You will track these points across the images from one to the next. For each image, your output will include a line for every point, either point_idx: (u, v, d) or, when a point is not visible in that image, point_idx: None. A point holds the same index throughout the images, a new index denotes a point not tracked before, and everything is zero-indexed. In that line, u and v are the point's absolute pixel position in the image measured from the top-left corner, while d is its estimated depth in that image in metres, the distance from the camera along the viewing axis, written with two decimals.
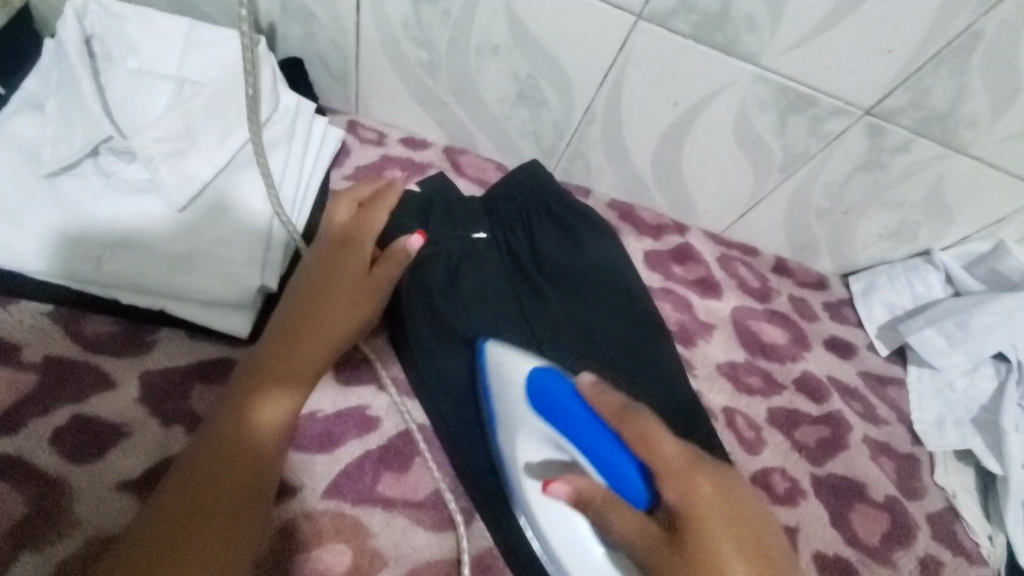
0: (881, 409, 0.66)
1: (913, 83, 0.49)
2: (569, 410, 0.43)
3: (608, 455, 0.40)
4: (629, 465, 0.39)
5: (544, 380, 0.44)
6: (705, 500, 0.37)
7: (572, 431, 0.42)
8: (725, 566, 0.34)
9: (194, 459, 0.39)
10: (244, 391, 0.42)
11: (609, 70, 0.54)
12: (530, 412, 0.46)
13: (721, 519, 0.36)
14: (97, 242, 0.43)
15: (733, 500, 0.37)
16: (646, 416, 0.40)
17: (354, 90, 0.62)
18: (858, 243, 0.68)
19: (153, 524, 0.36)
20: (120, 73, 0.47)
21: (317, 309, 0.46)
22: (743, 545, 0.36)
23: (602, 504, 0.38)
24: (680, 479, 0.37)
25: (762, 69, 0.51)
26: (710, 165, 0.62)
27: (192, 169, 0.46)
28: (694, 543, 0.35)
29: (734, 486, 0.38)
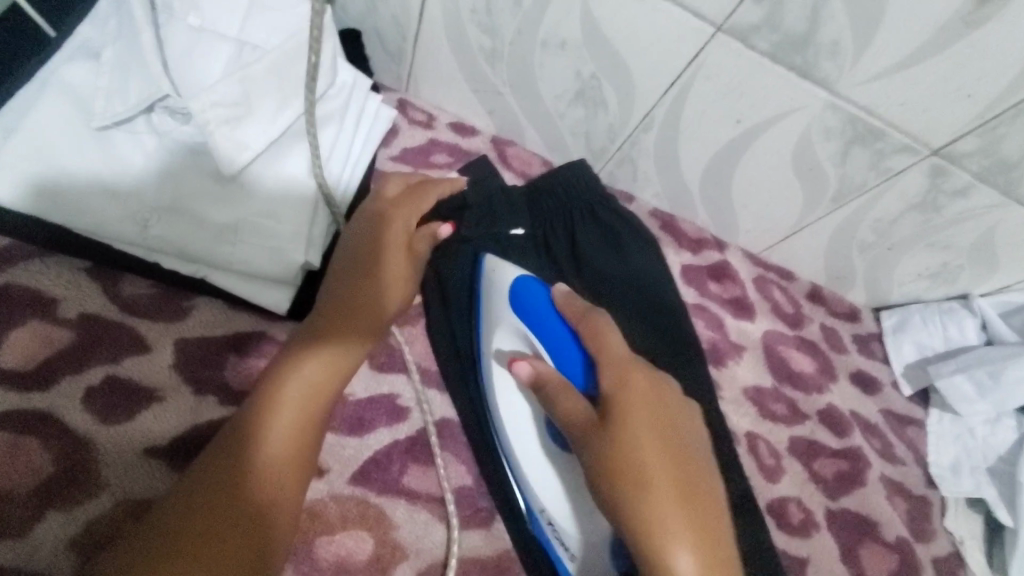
0: (898, 448, 0.66)
1: (988, 130, 0.48)
2: (539, 316, 0.47)
3: (562, 345, 0.46)
4: (577, 358, 0.45)
5: (527, 290, 0.48)
6: (637, 394, 0.42)
7: (542, 329, 0.46)
8: (635, 440, 0.39)
9: (236, 424, 0.40)
10: (291, 361, 0.42)
11: (677, 79, 0.52)
12: (507, 313, 0.48)
13: (646, 406, 0.41)
14: (147, 204, 0.42)
15: (659, 398, 0.42)
16: (604, 320, 0.45)
17: (407, 69, 0.60)
18: (895, 280, 0.67)
19: (196, 492, 0.37)
20: (179, 27, 0.44)
21: (365, 283, 0.46)
22: (662, 432, 0.41)
23: (556, 388, 0.42)
24: (616, 372, 0.42)
25: (835, 97, 0.50)
26: (761, 185, 0.61)
27: (246, 137, 0.44)
28: (618, 422, 0.40)
29: (664, 386, 0.43)
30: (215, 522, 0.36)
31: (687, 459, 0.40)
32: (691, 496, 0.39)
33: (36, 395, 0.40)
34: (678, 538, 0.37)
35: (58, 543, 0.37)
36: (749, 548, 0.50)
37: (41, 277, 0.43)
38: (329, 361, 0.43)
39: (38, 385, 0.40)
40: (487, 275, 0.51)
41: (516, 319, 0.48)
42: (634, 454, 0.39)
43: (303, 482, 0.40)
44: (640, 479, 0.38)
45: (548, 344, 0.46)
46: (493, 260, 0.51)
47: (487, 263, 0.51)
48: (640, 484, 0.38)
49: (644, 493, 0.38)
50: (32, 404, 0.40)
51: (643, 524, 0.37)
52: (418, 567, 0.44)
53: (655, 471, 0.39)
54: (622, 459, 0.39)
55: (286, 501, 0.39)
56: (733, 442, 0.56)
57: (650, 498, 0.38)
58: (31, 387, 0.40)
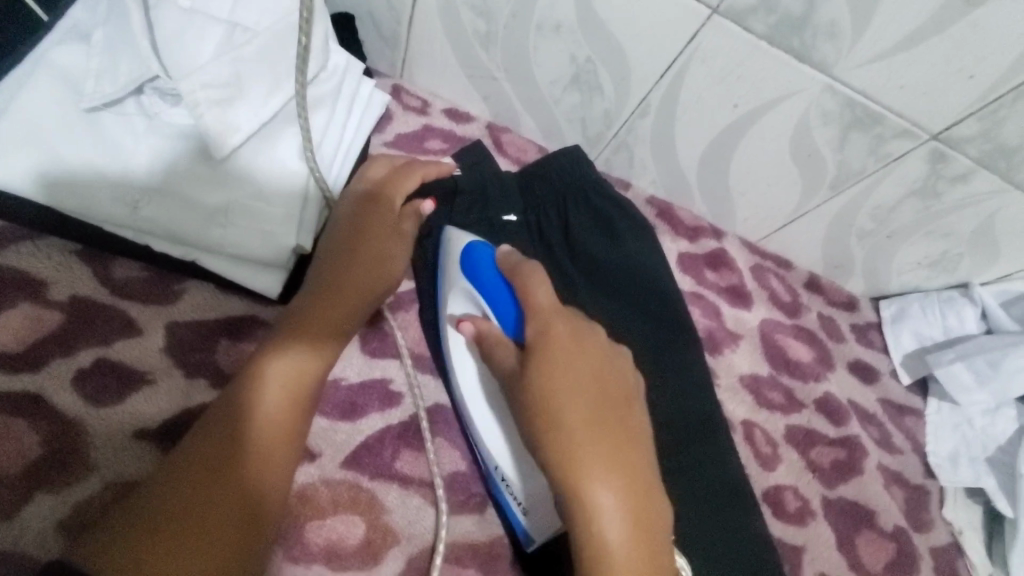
0: (897, 438, 0.65)
1: (989, 113, 0.47)
2: (480, 274, 0.46)
3: (500, 300, 0.45)
4: (511, 311, 0.44)
5: (472, 250, 0.47)
6: (558, 337, 0.41)
7: (485, 286, 0.46)
8: (553, 381, 0.39)
9: (221, 414, 0.40)
10: (269, 352, 0.42)
11: (673, 62, 0.52)
12: (458, 276, 0.48)
13: (566, 350, 0.41)
14: (136, 186, 0.42)
15: (582, 342, 0.41)
16: (533, 272, 0.44)
17: (401, 55, 0.60)
18: (894, 269, 0.67)
19: (187, 483, 0.37)
20: (170, 9, 0.44)
21: (351, 270, 0.46)
22: (584, 374, 0.40)
23: (490, 343, 0.43)
24: (540, 319, 0.42)
25: (833, 80, 0.49)
26: (758, 172, 0.60)
27: (237, 119, 0.43)
28: (536, 366, 0.40)
29: (588, 330, 0.42)
30: (205, 514, 0.37)
31: (610, 400, 0.40)
32: (615, 437, 0.39)
33: (26, 376, 0.40)
34: (597, 477, 0.37)
35: (47, 525, 0.37)
36: (743, 537, 0.50)
37: (33, 260, 0.43)
38: (313, 351, 0.43)
39: (28, 366, 0.40)
40: (446, 245, 0.50)
41: (465, 282, 0.47)
42: (551, 391, 0.39)
43: (291, 472, 0.41)
44: (557, 420, 0.38)
45: (490, 301, 0.46)
46: (451, 231, 0.50)
47: (449, 235, 0.50)
48: (557, 426, 0.38)
49: (560, 433, 0.38)
50: (22, 385, 0.40)
51: (562, 465, 0.37)
52: (410, 552, 0.44)
53: (571, 413, 0.38)
54: (541, 400, 0.39)
55: (273, 489, 0.39)
56: (729, 430, 0.56)
57: (565, 436, 0.38)
58: (23, 368, 0.40)
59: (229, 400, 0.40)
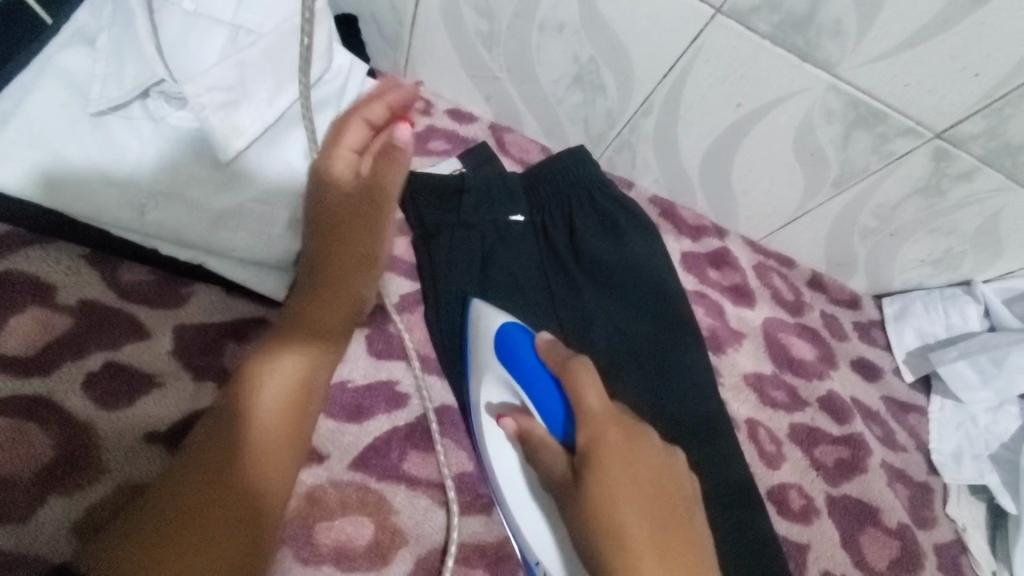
0: (900, 435, 0.65)
1: (993, 111, 0.48)
2: (523, 366, 0.46)
3: (545, 395, 0.44)
4: (558, 406, 0.43)
5: (512, 339, 0.47)
6: (613, 446, 0.39)
7: (529, 381, 0.45)
8: (614, 499, 0.37)
9: (218, 417, 0.40)
10: (268, 355, 0.42)
11: (677, 62, 0.52)
12: (497, 365, 0.48)
13: (623, 460, 0.38)
14: (142, 190, 0.42)
15: (637, 448, 0.39)
16: (582, 366, 0.43)
17: (404, 55, 0.60)
18: (897, 266, 0.67)
19: (189, 486, 0.38)
20: (174, 12, 0.44)
21: (343, 269, 0.46)
22: (643, 486, 0.38)
23: (534, 443, 0.42)
24: (592, 425, 0.40)
25: (837, 79, 0.49)
26: (761, 171, 0.60)
27: (242, 123, 0.44)
28: (594, 483, 0.37)
29: (641, 435, 0.40)
30: (206, 515, 0.37)
31: (671, 512, 0.38)
32: (681, 557, 0.36)
33: (37, 380, 0.40)
34: None
35: (59, 527, 0.37)
36: (748, 534, 0.51)
37: (40, 264, 0.43)
38: (307, 353, 0.43)
39: (38, 370, 0.40)
40: (474, 318, 0.50)
41: (504, 370, 0.47)
42: (612, 511, 0.37)
43: (291, 476, 0.41)
44: (622, 545, 0.36)
45: (535, 398, 0.45)
46: (481, 307, 0.50)
47: (475, 308, 0.50)
48: (622, 549, 0.36)
49: (628, 561, 0.35)
50: (32, 389, 0.40)
51: None
52: (418, 552, 0.44)
53: (636, 535, 0.36)
54: (602, 520, 0.36)
55: (276, 490, 0.39)
56: (733, 429, 0.56)
57: (633, 562, 0.35)
58: (33, 371, 0.40)
59: (225, 402, 0.41)
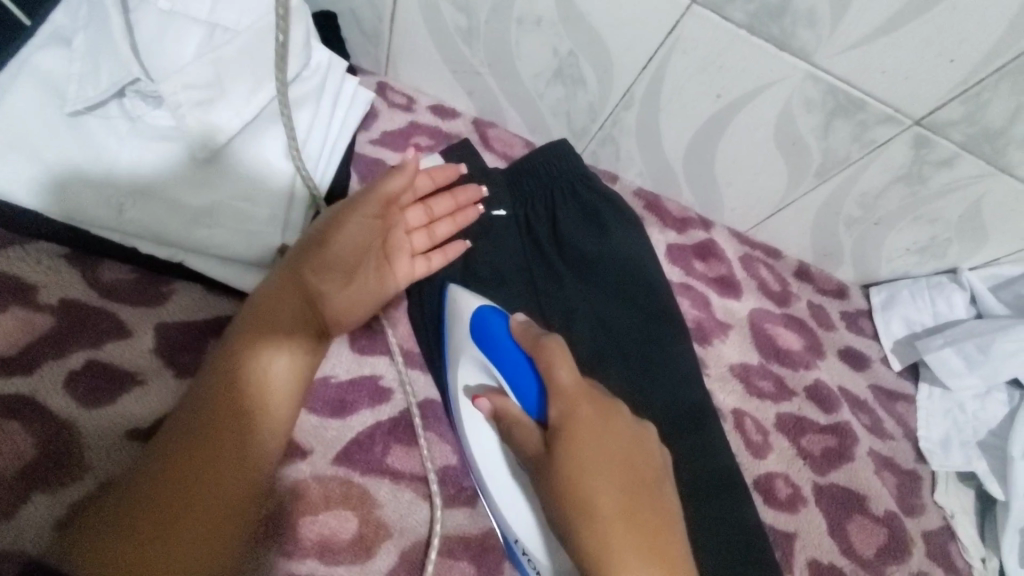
0: (888, 424, 0.65)
1: (971, 96, 0.48)
2: (496, 346, 0.46)
3: (519, 376, 0.44)
4: (532, 386, 0.44)
5: (484, 319, 0.47)
6: (583, 420, 0.40)
7: (503, 361, 0.45)
8: (582, 469, 0.39)
9: (198, 407, 0.40)
10: (235, 354, 0.42)
11: (655, 54, 0.52)
12: (471, 346, 0.47)
13: (592, 433, 0.40)
14: (120, 189, 0.42)
15: (608, 422, 0.41)
16: (555, 346, 0.43)
17: (385, 52, 0.60)
18: (883, 255, 0.67)
19: (170, 477, 0.38)
20: (150, 12, 0.44)
21: (326, 262, 0.46)
22: (612, 458, 0.40)
23: (510, 422, 0.43)
24: (564, 402, 0.41)
25: (814, 68, 0.49)
26: (744, 162, 0.60)
27: (219, 120, 0.44)
28: (564, 455, 0.40)
29: (613, 409, 0.42)
30: (188, 504, 0.38)
31: (639, 481, 0.40)
32: (647, 523, 0.38)
33: (19, 380, 0.40)
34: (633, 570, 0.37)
35: (43, 524, 0.38)
36: (733, 523, 0.51)
37: (21, 265, 0.43)
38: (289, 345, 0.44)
39: (20, 370, 0.41)
40: (451, 305, 0.50)
41: (478, 351, 0.47)
42: (580, 481, 0.39)
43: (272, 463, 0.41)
44: (588, 511, 0.38)
45: (509, 378, 0.45)
46: (457, 292, 0.50)
47: (452, 295, 0.50)
48: (589, 515, 0.38)
49: (593, 525, 0.38)
50: (14, 389, 0.40)
51: (596, 557, 0.38)
52: (403, 545, 0.44)
53: (602, 502, 0.38)
54: (569, 488, 0.39)
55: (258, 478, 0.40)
56: (719, 419, 0.56)
57: (597, 525, 0.38)
58: (16, 371, 0.41)
59: (190, 405, 0.41)
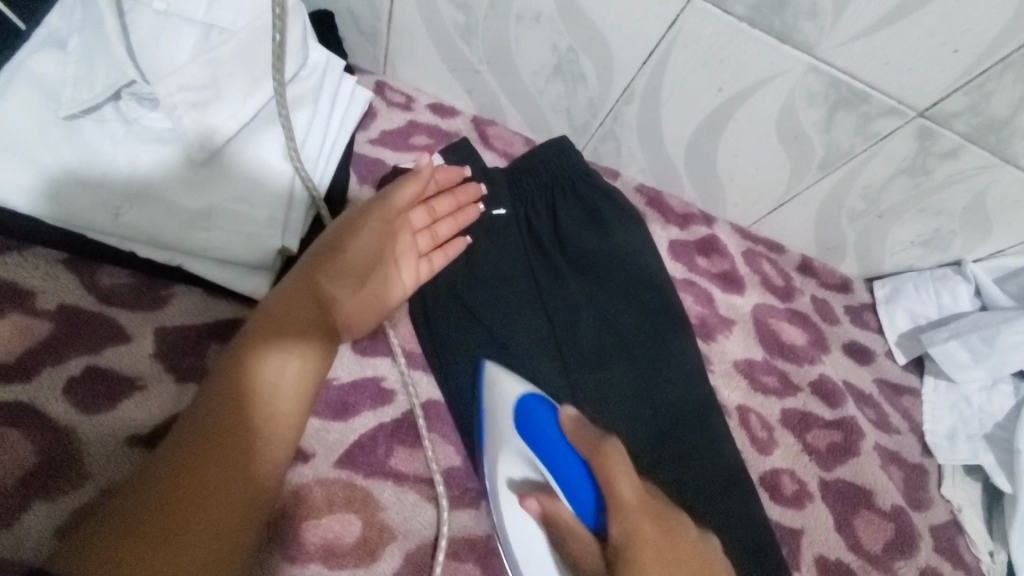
0: (893, 418, 0.65)
1: (975, 87, 0.47)
2: (549, 446, 0.46)
3: (574, 483, 0.45)
4: (588, 495, 0.44)
5: (535, 415, 0.47)
6: (648, 538, 0.40)
7: (555, 463, 0.46)
8: None
9: (213, 411, 0.41)
10: (245, 354, 0.43)
11: (655, 48, 0.52)
12: (516, 440, 0.47)
13: (657, 553, 0.40)
14: (116, 192, 0.42)
15: (671, 539, 0.41)
16: (616, 453, 0.43)
17: (383, 51, 0.59)
18: (887, 248, 0.66)
19: (179, 480, 0.38)
20: (146, 14, 0.44)
21: (337, 267, 0.48)
22: None
23: (566, 531, 0.42)
24: (628, 519, 0.41)
25: (816, 60, 0.49)
26: (746, 157, 0.60)
27: (216, 122, 0.43)
28: None
29: (674, 525, 0.42)
30: (196, 507, 0.38)
31: None
32: None
33: (17, 386, 0.40)
34: None
35: (44, 531, 0.37)
36: (739, 520, 0.50)
37: (19, 271, 0.43)
38: (301, 347, 0.44)
39: (19, 376, 0.40)
40: (488, 381, 0.50)
41: (525, 445, 0.47)
42: None
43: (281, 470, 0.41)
44: None
45: (563, 483, 0.45)
46: (496, 372, 0.50)
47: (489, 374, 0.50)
48: None
49: None
50: (13, 396, 0.40)
51: None
52: (407, 548, 0.44)
53: None
54: None
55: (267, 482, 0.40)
56: (724, 416, 0.56)
57: None
58: (14, 378, 0.40)
59: (202, 407, 0.41)
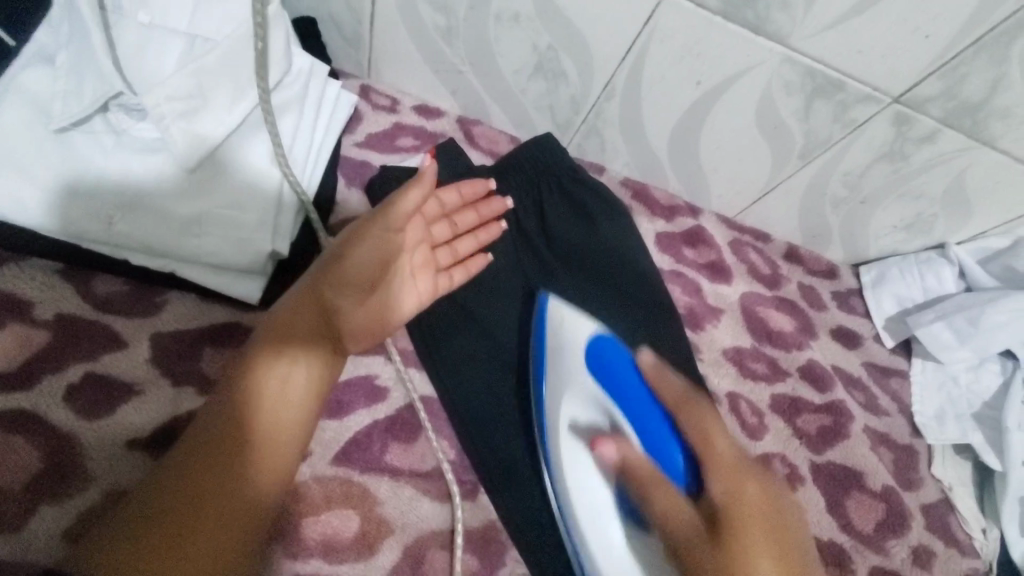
0: (883, 400, 0.66)
1: (948, 71, 0.48)
2: (629, 394, 0.50)
3: (654, 433, 0.48)
4: (673, 450, 0.48)
5: (612, 359, 0.51)
6: (750, 495, 0.44)
7: (632, 408, 0.49)
8: (749, 545, 0.41)
9: (221, 419, 0.41)
10: (258, 360, 0.43)
11: (633, 44, 0.53)
12: (588, 380, 0.50)
13: (760, 512, 0.43)
14: (107, 202, 0.43)
15: (768, 499, 0.44)
16: (709, 412, 0.48)
17: (366, 55, 0.60)
18: (872, 233, 0.67)
19: (185, 484, 0.39)
20: (131, 27, 0.45)
21: (343, 276, 0.47)
22: (773, 534, 0.42)
23: (647, 481, 0.44)
24: (723, 473, 0.45)
25: (791, 51, 0.50)
26: (728, 148, 0.61)
27: (203, 129, 0.44)
28: (729, 531, 0.41)
29: (770, 489, 0.44)
30: (202, 511, 0.38)
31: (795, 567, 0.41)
32: None
33: (20, 394, 0.41)
34: None
35: (52, 534, 0.38)
36: None
37: (15, 282, 0.44)
38: (307, 358, 0.45)
39: (21, 385, 0.41)
40: (552, 318, 0.52)
41: (597, 386, 0.50)
42: (749, 561, 0.40)
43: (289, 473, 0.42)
44: None
45: (639, 426, 0.48)
46: (559, 308, 0.52)
47: (552, 310, 0.53)
48: None
49: None
50: (17, 403, 0.41)
51: None
52: (405, 540, 0.45)
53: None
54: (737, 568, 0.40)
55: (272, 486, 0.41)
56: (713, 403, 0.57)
57: None
58: (15, 387, 0.41)
59: (209, 415, 0.42)
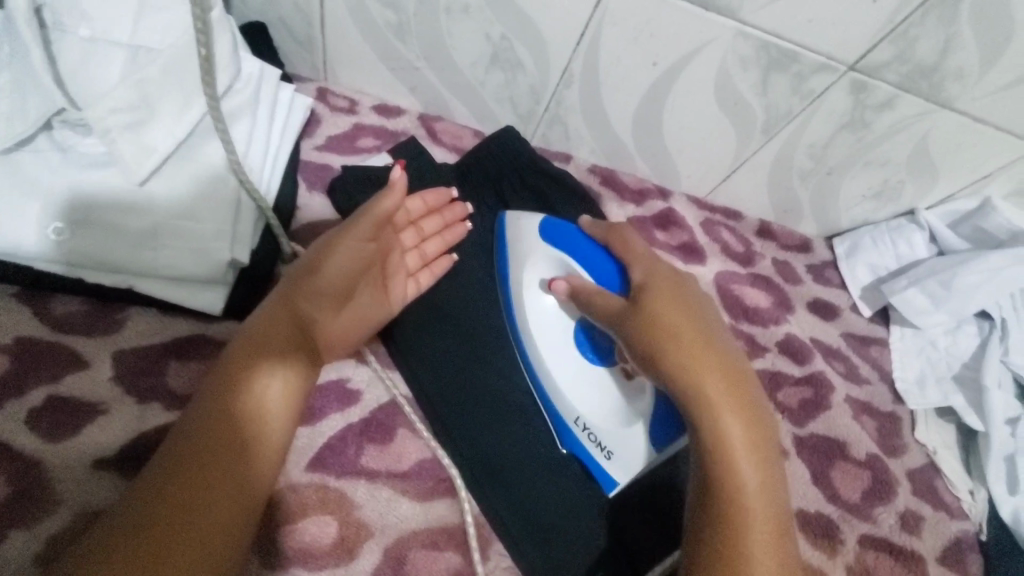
0: (863, 369, 0.66)
1: (899, 35, 0.48)
2: (575, 246, 0.51)
3: (596, 261, 0.50)
4: (611, 269, 0.50)
5: (558, 225, 0.52)
6: (663, 274, 0.47)
7: (580, 254, 0.51)
8: (665, 311, 0.45)
9: (197, 434, 0.39)
10: (236, 375, 0.42)
11: (586, 29, 0.52)
12: (540, 246, 0.52)
13: (670, 283, 0.46)
14: (56, 220, 0.42)
15: (681, 280, 0.47)
16: (627, 228, 0.50)
17: (321, 57, 0.60)
18: (842, 204, 0.67)
19: (162, 500, 0.37)
20: (72, 42, 0.44)
21: (320, 288, 0.46)
22: (690, 308, 0.45)
23: (589, 295, 0.48)
24: (643, 262, 0.48)
25: (743, 24, 0.49)
26: (691, 127, 0.61)
27: (151, 140, 0.44)
28: (648, 297, 0.45)
29: (686, 277, 0.48)
30: (184, 528, 0.37)
31: (712, 329, 0.45)
32: (724, 356, 0.44)
33: None
34: (721, 402, 0.41)
35: (23, 561, 0.38)
36: None
37: None
38: (286, 369, 0.44)
39: None
40: (511, 231, 0.54)
41: (549, 248, 0.52)
42: (663, 314, 0.44)
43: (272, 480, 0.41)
44: (672, 338, 0.43)
45: (587, 268, 0.50)
46: (516, 215, 0.54)
47: (510, 219, 0.55)
48: (674, 344, 0.43)
49: (681, 365, 0.43)
50: None
51: (682, 385, 0.42)
52: (386, 542, 0.45)
53: (685, 334, 0.44)
54: (655, 321, 0.44)
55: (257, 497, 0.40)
56: None
57: (682, 353, 0.43)
58: None
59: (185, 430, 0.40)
